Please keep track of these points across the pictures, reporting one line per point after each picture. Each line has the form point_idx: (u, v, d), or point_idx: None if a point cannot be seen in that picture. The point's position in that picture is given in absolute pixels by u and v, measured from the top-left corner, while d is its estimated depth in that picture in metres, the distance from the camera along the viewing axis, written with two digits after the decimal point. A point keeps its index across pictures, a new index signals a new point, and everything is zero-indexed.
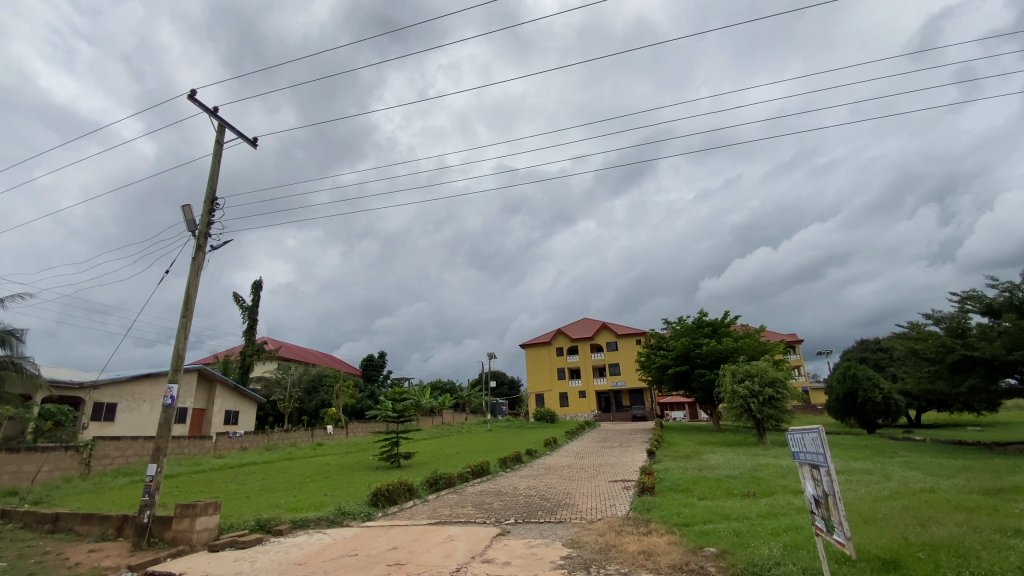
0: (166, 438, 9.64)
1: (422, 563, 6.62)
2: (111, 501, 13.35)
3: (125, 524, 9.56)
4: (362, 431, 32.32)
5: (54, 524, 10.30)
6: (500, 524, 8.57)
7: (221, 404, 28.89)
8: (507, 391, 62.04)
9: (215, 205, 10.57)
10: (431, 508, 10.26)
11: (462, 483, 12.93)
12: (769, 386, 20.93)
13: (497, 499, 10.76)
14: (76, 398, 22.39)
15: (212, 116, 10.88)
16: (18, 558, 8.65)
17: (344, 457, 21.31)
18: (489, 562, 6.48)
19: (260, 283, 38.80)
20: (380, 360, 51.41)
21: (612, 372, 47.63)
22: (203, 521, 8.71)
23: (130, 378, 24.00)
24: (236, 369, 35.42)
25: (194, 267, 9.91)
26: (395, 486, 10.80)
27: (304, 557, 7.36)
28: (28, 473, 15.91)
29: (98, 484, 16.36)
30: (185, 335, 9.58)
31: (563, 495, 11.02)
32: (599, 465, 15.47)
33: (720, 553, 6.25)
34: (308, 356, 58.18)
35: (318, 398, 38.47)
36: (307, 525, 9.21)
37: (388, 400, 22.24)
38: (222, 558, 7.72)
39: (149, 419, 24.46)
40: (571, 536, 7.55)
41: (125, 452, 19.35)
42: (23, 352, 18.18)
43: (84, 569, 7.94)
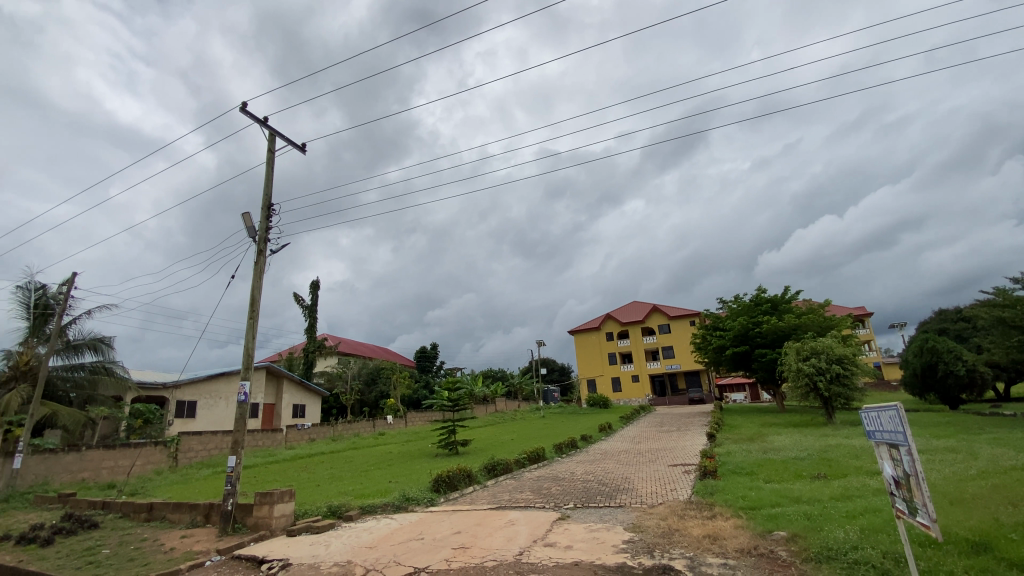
0: (242, 432, 10.33)
1: (485, 547, 6.78)
2: (197, 490, 14.55)
3: (212, 512, 10.36)
4: (419, 420, 33.32)
5: (149, 513, 11.30)
6: (559, 508, 8.65)
7: (289, 399, 30.61)
8: (559, 378, 62.03)
9: (272, 211, 11.15)
10: (492, 493, 10.49)
11: (519, 469, 13.12)
12: (836, 363, 19.78)
13: (555, 484, 10.82)
14: (162, 397, 24.41)
15: (262, 126, 11.47)
16: (120, 545, 9.56)
17: (404, 445, 22.05)
18: (552, 546, 6.55)
19: (317, 283, 40.54)
20: (433, 351, 52.58)
21: (665, 355, 46.63)
22: (281, 508, 9.30)
23: (206, 377, 25.73)
24: (300, 364, 37.33)
25: (257, 271, 10.48)
26: (455, 473, 11.10)
27: (375, 541, 7.71)
28: (124, 467, 17.71)
29: (185, 475, 17.81)
30: (253, 335, 10.18)
31: (622, 480, 10.93)
32: (657, 449, 15.19)
33: (791, 537, 6.03)
34: (365, 350, 60.43)
35: (377, 390, 39.97)
36: (375, 511, 9.65)
37: (443, 389, 22.77)
38: (300, 542, 8.22)
39: (226, 414, 26.28)
40: (632, 520, 7.49)
41: (208, 445, 20.88)
42: (112, 357, 20.45)
43: (179, 553, 8.73)
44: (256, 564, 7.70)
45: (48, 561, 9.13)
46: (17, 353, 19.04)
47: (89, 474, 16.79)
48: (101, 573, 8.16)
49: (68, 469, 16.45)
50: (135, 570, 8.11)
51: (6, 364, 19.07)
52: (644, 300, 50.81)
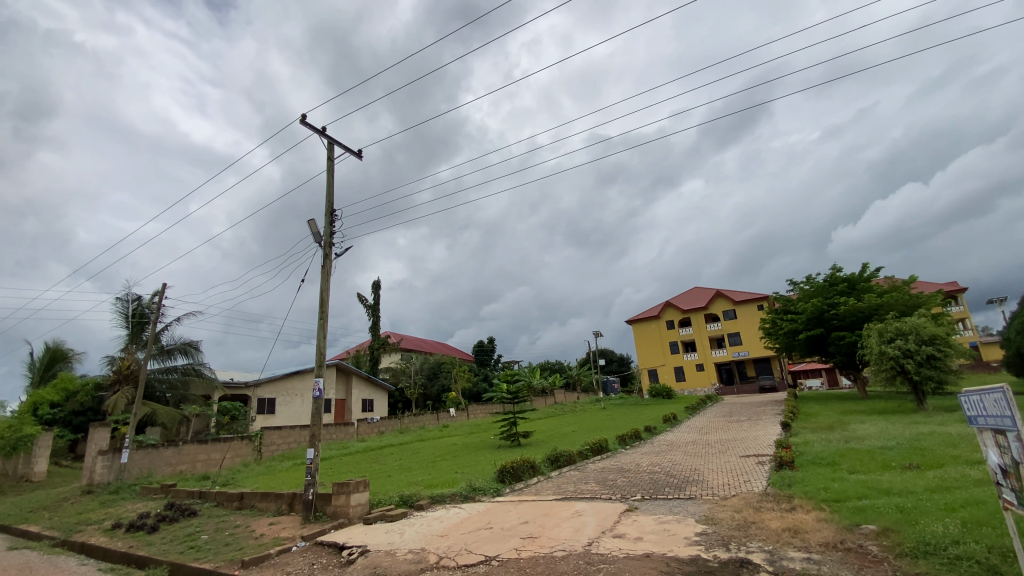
0: (319, 426, 10.94)
1: (553, 537, 6.82)
2: (280, 481, 15.61)
3: (295, 501, 11.10)
4: (481, 412, 33.93)
5: (240, 501, 12.26)
6: (626, 500, 8.55)
7: (358, 394, 32.11)
8: (618, 368, 61.05)
9: (335, 215, 11.67)
10: (556, 484, 10.52)
11: (583, 460, 13.06)
12: (926, 344, 18.16)
13: (621, 476, 10.70)
14: (244, 395, 26.32)
15: (321, 136, 12.04)
16: (216, 531, 10.46)
17: (468, 437, 22.53)
18: (621, 538, 6.48)
19: (377, 282, 42.12)
20: (490, 345, 53.28)
21: (732, 342, 44.74)
22: (356, 497, 9.81)
23: (283, 375, 27.44)
24: (366, 361, 38.99)
25: (324, 274, 11.03)
26: (519, 464, 11.23)
27: (446, 530, 7.95)
28: (216, 460, 19.35)
29: (269, 467, 19.13)
30: (324, 335, 10.75)
31: (691, 471, 10.63)
32: (727, 440, 14.61)
33: (882, 531, 5.62)
34: (426, 345, 62.19)
35: (439, 383, 41.10)
36: (444, 500, 9.94)
37: (503, 382, 22.99)
38: (376, 530, 8.62)
39: (302, 409, 27.96)
40: (704, 512, 7.27)
41: (288, 439, 22.30)
42: (200, 359, 22.29)
43: (268, 539, 9.42)
44: (338, 549, 8.16)
45: (156, 546, 10.14)
46: (120, 358, 21.22)
47: (186, 467, 18.54)
48: (203, 556, 8.97)
49: (168, 462, 18.20)
50: (231, 554, 8.84)
51: (112, 368, 21.33)
52: (707, 286, 48.89)
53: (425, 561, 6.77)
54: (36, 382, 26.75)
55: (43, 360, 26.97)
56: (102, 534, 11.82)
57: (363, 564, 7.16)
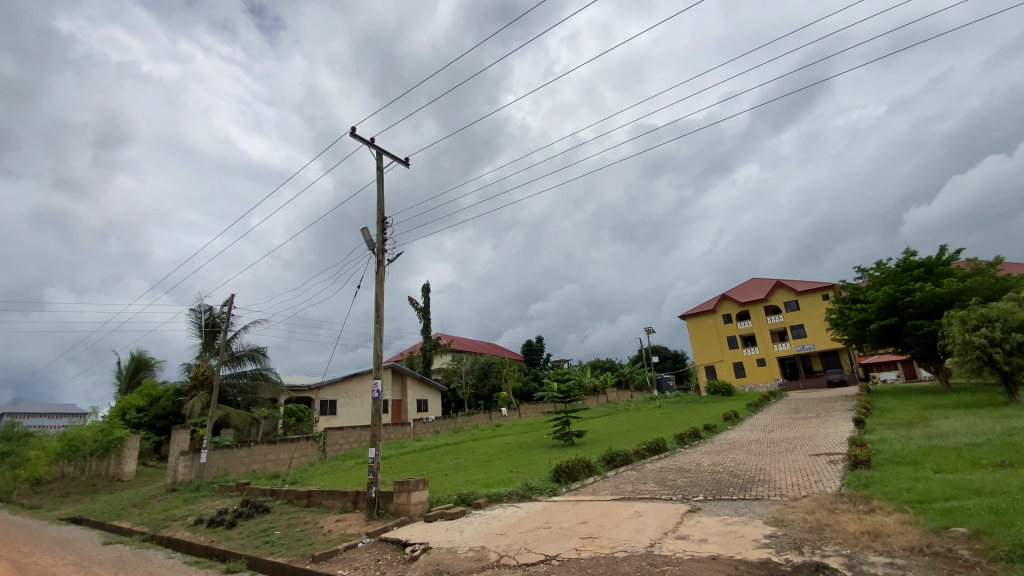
0: (378, 426, 11.31)
1: (614, 537, 6.73)
2: (345, 479, 16.27)
3: (359, 498, 11.53)
4: (533, 412, 33.97)
5: (308, 499, 12.85)
6: (689, 500, 8.30)
7: (413, 395, 32.95)
8: (673, 365, 59.44)
9: (386, 222, 12.04)
10: (613, 484, 10.38)
11: (639, 460, 12.79)
12: (1018, 331, 16.54)
13: (681, 476, 10.38)
14: (308, 397, 27.61)
15: (370, 146, 12.47)
16: (287, 527, 11.04)
17: (521, 436, 22.57)
18: (685, 539, 6.30)
19: (427, 286, 43.07)
20: (539, 344, 53.25)
21: (795, 335, 42.59)
22: (417, 495, 10.07)
23: (343, 377, 28.57)
24: (419, 362, 39.92)
25: (379, 280, 11.41)
26: (575, 463, 11.16)
27: (505, 529, 8.00)
28: (285, 460, 20.43)
29: (333, 466, 19.97)
30: (380, 338, 11.11)
31: (756, 471, 10.19)
32: (795, 438, 13.89)
33: (973, 533, 5.18)
34: (475, 346, 63.00)
35: (490, 383, 41.53)
36: (501, 499, 10.01)
37: (554, 381, 22.91)
38: (437, 527, 8.82)
39: (361, 410, 29.03)
40: (773, 513, 6.96)
41: (349, 439, 23.21)
42: (267, 365, 23.60)
43: (336, 534, 9.84)
44: (401, 546, 8.40)
45: (234, 541, 10.82)
46: (196, 365, 22.83)
47: (258, 466, 19.68)
48: (277, 551, 9.50)
49: (242, 462, 19.36)
50: (302, 549, 9.31)
51: (189, 375, 22.98)
52: (766, 277, 46.71)
53: (486, 559, 6.84)
54: (124, 389, 29.22)
55: (130, 369, 29.43)
56: (186, 529, 12.75)
57: (426, 561, 7.32)
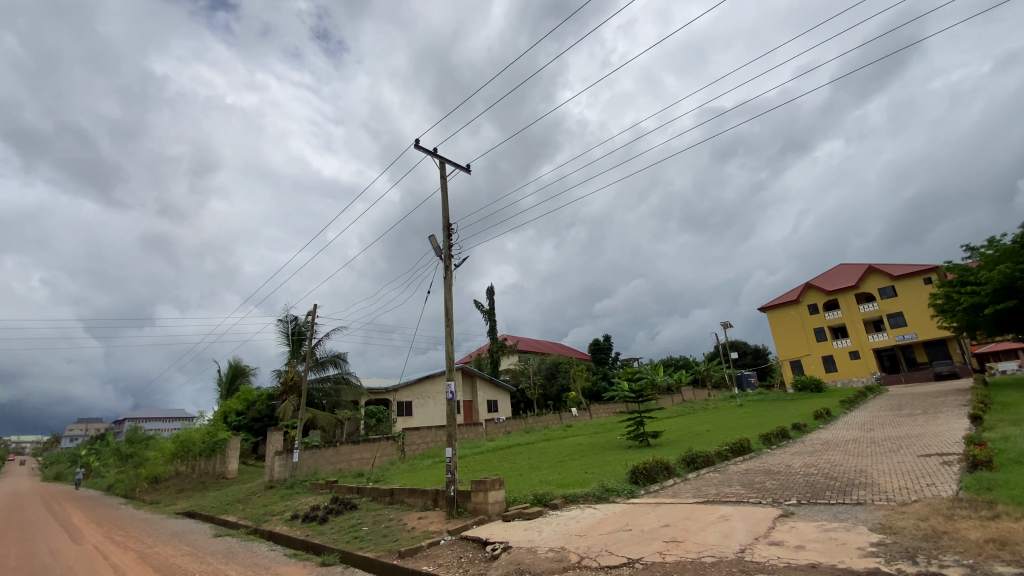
0: (454, 426, 11.59)
1: (700, 541, 6.48)
2: (424, 478, 16.89)
3: (438, 497, 11.90)
4: (605, 411, 33.45)
5: (391, 497, 13.47)
6: (780, 504, 7.80)
7: (483, 395, 33.55)
8: (753, 361, 56.24)
9: (450, 228, 12.40)
10: (695, 486, 10.00)
11: (722, 461, 12.23)
12: None
13: (769, 478, 9.79)
14: (386, 399, 28.88)
15: (433, 156, 12.90)
16: (374, 523, 11.63)
17: (593, 437, 22.27)
18: (779, 545, 5.94)
19: (491, 288, 43.75)
20: (607, 342, 52.35)
21: (893, 324, 38.94)
22: (494, 494, 10.22)
23: (417, 380, 29.62)
24: (487, 364, 40.61)
25: (447, 285, 11.74)
26: (652, 465, 10.85)
27: (584, 530, 7.95)
28: (368, 459, 21.50)
29: (412, 465, 20.77)
30: (451, 341, 11.42)
31: (855, 473, 9.41)
32: (899, 437, 12.66)
33: None
34: (541, 346, 63.08)
35: (558, 383, 41.39)
36: (578, 500, 9.96)
37: (625, 380, 22.41)
38: (515, 527, 8.91)
39: (435, 411, 29.95)
40: (880, 520, 6.38)
41: (426, 439, 23.97)
42: (348, 369, 24.96)
43: (419, 531, 10.23)
44: (482, 544, 8.57)
45: (327, 535, 11.55)
46: (285, 371, 24.63)
47: (344, 464, 20.86)
48: (366, 545, 10.03)
49: (329, 461, 20.55)
50: (389, 545, 9.76)
51: (280, 380, 24.82)
52: (856, 262, 43.04)
53: (567, 560, 6.83)
54: (225, 395, 32.05)
55: (229, 375, 32.25)
56: (284, 523, 13.75)
57: (507, 561, 7.40)
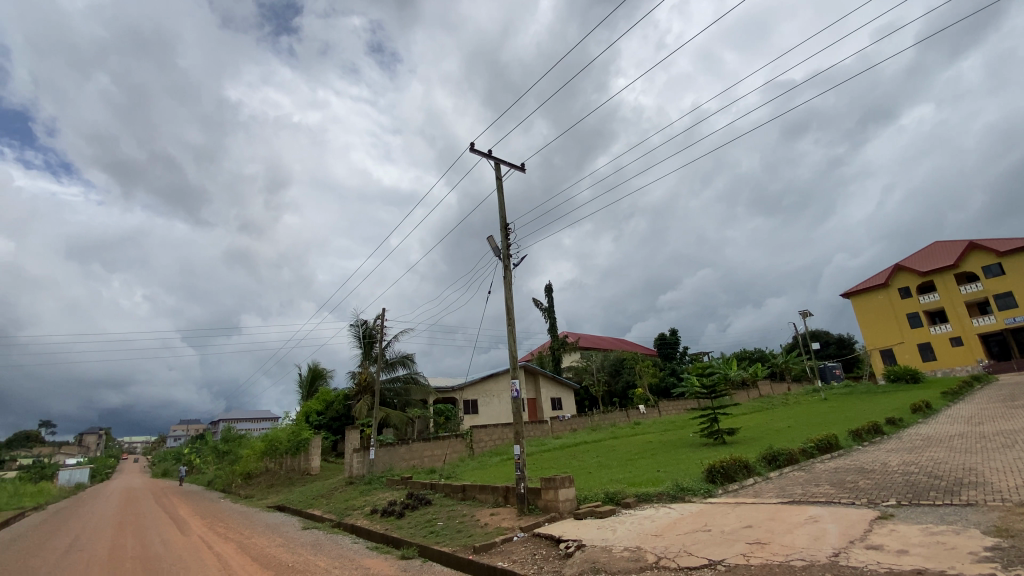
0: (521, 424, 11.67)
1: (787, 544, 6.13)
2: (494, 475, 17.16)
3: (509, 494, 12.05)
4: (674, 408, 32.47)
5: (463, 493, 13.80)
6: (876, 505, 7.22)
7: (546, 393, 33.59)
8: (837, 352, 52.37)
9: (508, 228, 12.50)
10: (778, 486, 9.45)
11: (807, 459, 11.50)
12: None
13: (862, 477, 9.07)
14: (452, 398, 29.60)
15: (488, 158, 13.06)
16: (449, 518, 11.98)
17: (665, 434, 21.64)
18: (877, 550, 5.51)
19: (550, 285, 43.68)
20: (673, 337, 50.71)
21: (1001, 306, 34.93)
22: (564, 492, 10.20)
23: (482, 378, 30.13)
24: (550, 362, 40.61)
25: (508, 284, 11.85)
26: (730, 463, 10.40)
27: (660, 529, 7.76)
28: (439, 455, 22.18)
29: (481, 462, 21.17)
30: (514, 340, 11.51)
31: (963, 471, 8.54)
32: (1015, 431, 11.33)
33: None
34: (604, 342, 62.22)
35: (623, 379, 40.63)
36: (651, 499, 9.71)
37: (695, 375, 21.60)
38: (589, 525, 8.84)
39: (499, 409, 30.34)
40: (995, 522, 5.75)
41: (493, 436, 24.31)
42: (416, 369, 25.84)
43: (492, 527, 10.41)
44: (555, 542, 8.59)
45: (405, 529, 12.04)
46: (358, 373, 25.90)
47: (417, 461, 21.63)
48: (443, 540, 10.35)
49: (403, 457, 21.38)
50: (464, 540, 10.02)
51: (354, 381, 26.15)
52: (954, 239, 38.89)
53: (644, 560, 6.69)
54: (306, 395, 34.17)
55: (309, 377, 34.35)
56: (365, 517, 14.49)
57: (582, 559, 7.37)
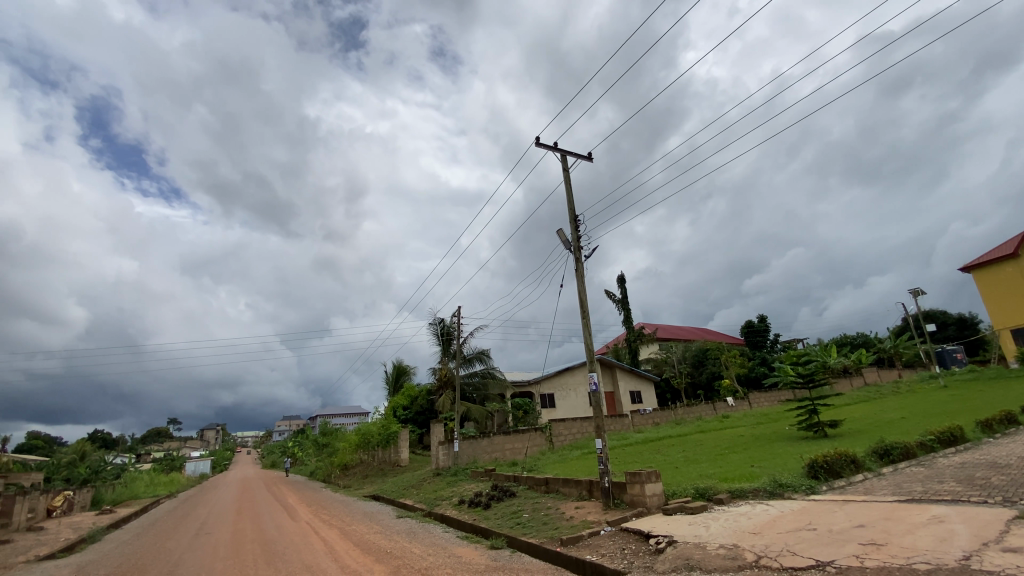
0: (602, 418, 11.53)
1: (907, 546, 5.59)
2: (577, 468, 17.17)
3: (593, 487, 11.99)
4: (766, 400, 30.55)
5: (547, 486, 13.92)
6: (1015, 504, 6.37)
7: (625, 385, 32.96)
8: (957, 334, 46.56)
9: (578, 219, 12.38)
10: (893, 483, 8.61)
11: (926, 454, 10.37)
12: None
13: (996, 473, 8.03)
14: (529, 392, 29.66)
15: (553, 151, 13.03)
16: (534, 510, 12.14)
17: (757, 428, 20.45)
18: (1017, 553, 4.86)
19: (623, 276, 42.79)
20: (761, 324, 47.68)
21: None
22: (651, 487, 9.97)
23: (557, 372, 30.12)
24: (628, 354, 39.79)
25: (580, 277, 11.76)
26: (834, 458, 9.63)
27: (759, 527, 7.36)
28: (520, 449, 22.55)
29: (562, 455, 21.23)
30: (589, 332, 11.41)
31: None
32: None
33: None
34: (684, 332, 59.88)
35: (707, 370, 38.87)
36: (746, 495, 9.23)
37: (788, 364, 20.21)
38: (679, 521, 8.59)
39: (577, 403, 30.21)
40: None
41: (573, 430, 24.22)
42: (493, 364, 26.38)
43: (578, 521, 10.43)
44: (644, 537, 8.43)
45: (493, 520, 12.38)
46: (439, 368, 26.96)
47: (499, 453, 22.12)
48: (529, 532, 10.52)
49: (486, 450, 21.94)
50: (550, 532, 10.13)
51: (435, 376, 27.26)
52: None
53: (743, 559, 6.39)
54: (392, 392, 36.04)
55: (394, 374, 36.23)
56: (453, 507, 15.08)
57: (674, 555, 7.19)
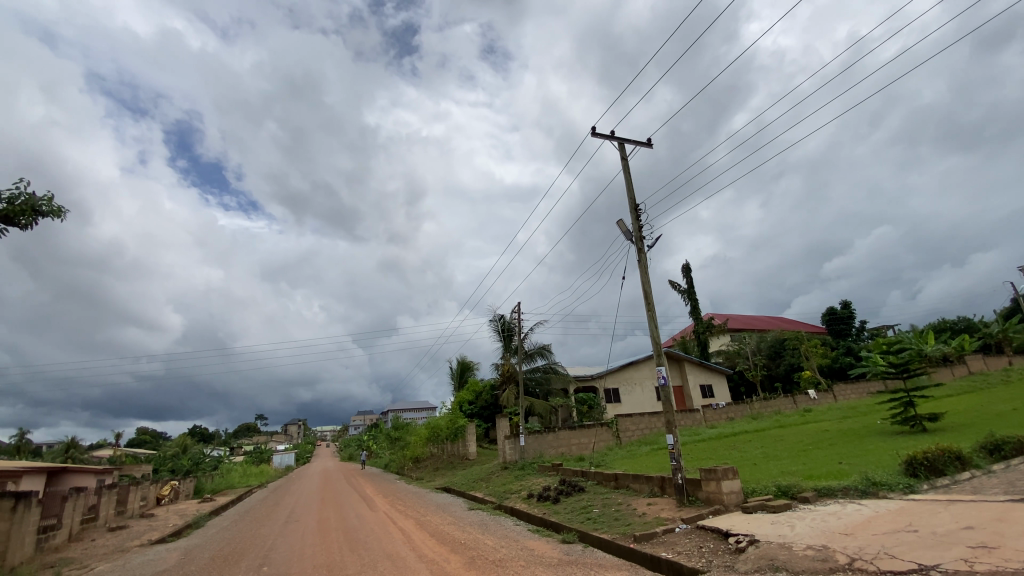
0: (672, 413, 11.22)
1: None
2: (647, 464, 16.84)
3: (666, 484, 11.70)
4: (852, 392, 28.41)
5: (616, 481, 13.76)
6: None
7: (694, 379, 31.85)
8: None
9: (638, 209, 12.09)
10: (1008, 481, 7.77)
11: None
12: None
13: None
14: (593, 386, 29.47)
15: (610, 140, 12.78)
16: (605, 506, 12.06)
17: (843, 422, 19.07)
18: None
19: (688, 266, 41.32)
20: (844, 310, 44.29)
21: None
22: (728, 484, 9.59)
23: (622, 366, 29.62)
24: (696, 346, 38.38)
25: (642, 268, 11.48)
26: (936, 454, 8.82)
27: (851, 527, 6.90)
28: (587, 444, 22.43)
29: (631, 450, 20.90)
30: (655, 325, 11.13)
31: None
32: None
33: None
34: (757, 322, 56.86)
35: (785, 362, 36.70)
36: (835, 494, 8.66)
37: (877, 353, 18.70)
38: (760, 520, 8.22)
39: (643, 397, 29.54)
40: None
41: (641, 425, 23.65)
42: (554, 359, 26.41)
43: (651, 517, 10.24)
44: (723, 536, 8.14)
45: (563, 514, 12.43)
46: (501, 364, 27.32)
47: (565, 448, 22.10)
48: (601, 527, 10.45)
49: (552, 445, 22.02)
50: (623, 528, 10.03)
51: (498, 372, 27.67)
52: None
53: (834, 561, 6.01)
54: (458, 387, 36.96)
55: (459, 370, 37.14)
56: (522, 501, 15.30)
57: (756, 555, 6.90)
